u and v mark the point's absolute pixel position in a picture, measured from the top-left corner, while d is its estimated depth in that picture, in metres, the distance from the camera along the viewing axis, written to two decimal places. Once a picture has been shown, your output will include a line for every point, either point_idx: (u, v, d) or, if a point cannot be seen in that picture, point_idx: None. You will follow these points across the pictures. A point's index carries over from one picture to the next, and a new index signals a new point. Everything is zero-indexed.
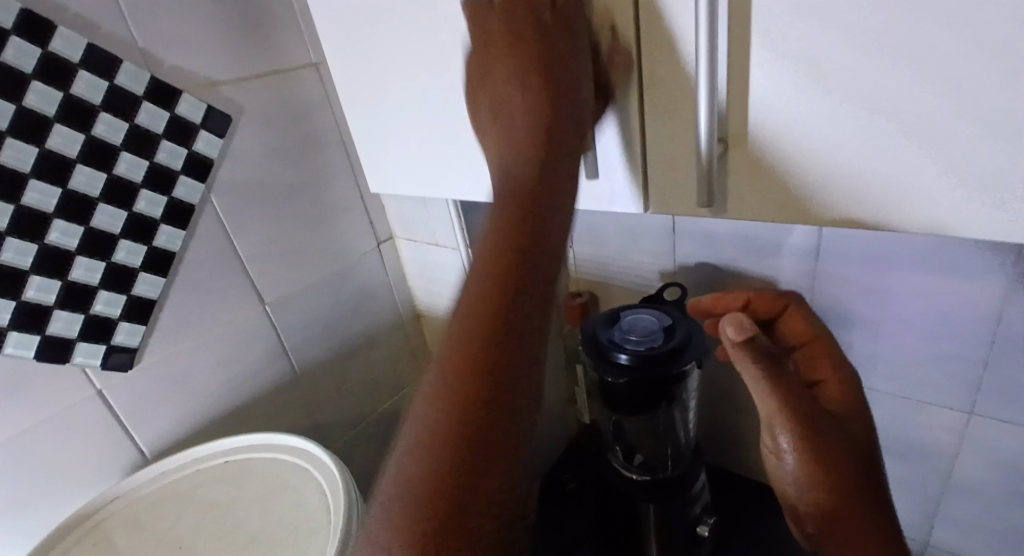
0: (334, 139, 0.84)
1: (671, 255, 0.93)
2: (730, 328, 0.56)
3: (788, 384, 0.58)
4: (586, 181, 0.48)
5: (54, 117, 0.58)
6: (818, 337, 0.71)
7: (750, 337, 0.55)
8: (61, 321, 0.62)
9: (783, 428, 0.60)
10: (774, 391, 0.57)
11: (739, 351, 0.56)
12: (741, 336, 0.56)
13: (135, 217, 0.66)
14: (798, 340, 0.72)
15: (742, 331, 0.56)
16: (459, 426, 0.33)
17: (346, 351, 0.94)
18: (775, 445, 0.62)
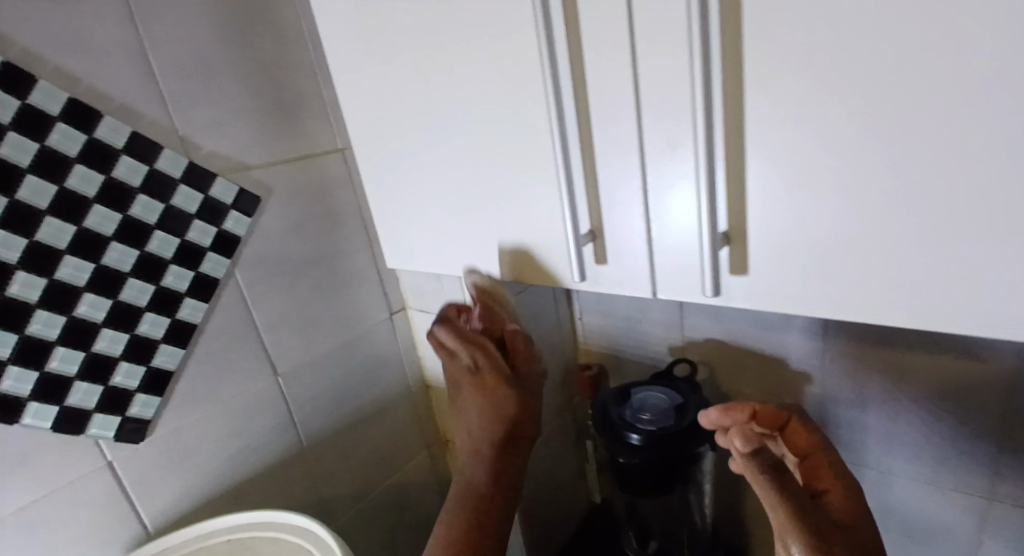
0: (353, 216, 0.88)
1: (680, 330, 0.94)
2: (737, 438, 0.50)
3: (795, 492, 0.48)
4: (594, 265, 0.50)
5: (93, 198, 0.62)
6: (823, 447, 0.56)
7: (760, 448, 0.49)
8: (79, 393, 0.63)
9: (795, 542, 0.46)
10: (779, 501, 0.47)
11: (746, 463, 0.50)
12: (749, 447, 0.49)
13: (161, 291, 0.68)
14: (800, 452, 0.56)
15: (750, 441, 0.49)
16: (471, 523, 0.62)
17: (354, 422, 0.93)
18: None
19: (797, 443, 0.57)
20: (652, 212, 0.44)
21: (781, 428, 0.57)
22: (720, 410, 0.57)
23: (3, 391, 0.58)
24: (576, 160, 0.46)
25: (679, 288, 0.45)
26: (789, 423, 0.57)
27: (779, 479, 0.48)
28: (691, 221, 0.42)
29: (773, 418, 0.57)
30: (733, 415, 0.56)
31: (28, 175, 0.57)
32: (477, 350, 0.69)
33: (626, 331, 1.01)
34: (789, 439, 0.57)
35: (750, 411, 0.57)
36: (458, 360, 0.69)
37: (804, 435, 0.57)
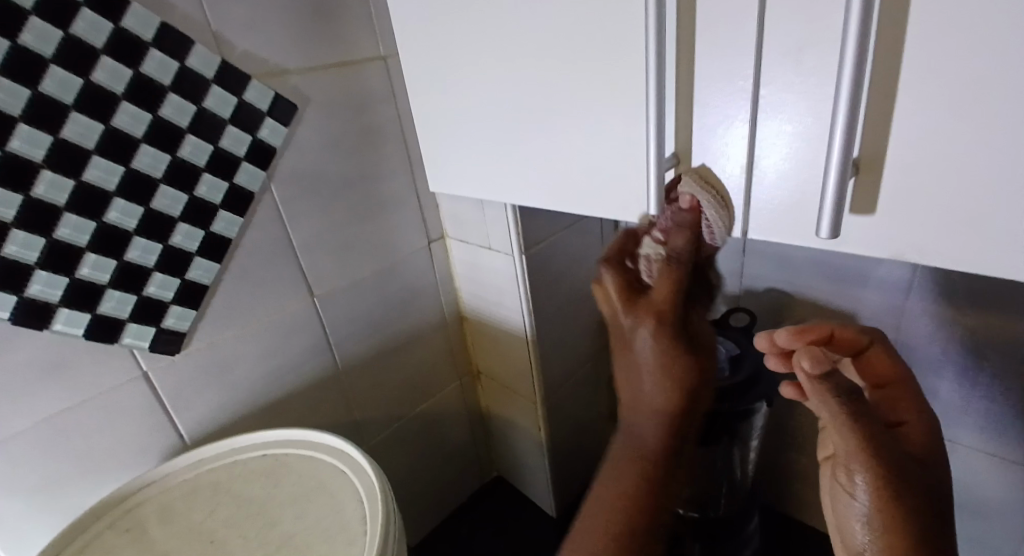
0: (395, 133, 0.82)
1: (738, 277, 0.87)
2: (805, 359, 0.41)
3: (865, 414, 0.42)
4: (674, 197, 0.43)
5: (121, 95, 0.57)
6: (905, 378, 0.49)
7: (831, 371, 0.41)
8: (113, 302, 0.61)
9: (862, 472, 0.43)
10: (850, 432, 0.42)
11: (814, 386, 0.41)
12: (819, 370, 0.40)
13: (195, 202, 0.65)
14: (876, 379, 0.50)
15: (821, 363, 0.41)
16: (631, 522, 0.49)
17: (389, 349, 0.91)
18: (850, 488, 0.46)
19: (874, 367, 0.50)
20: (758, 136, 0.37)
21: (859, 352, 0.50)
22: (792, 331, 0.46)
23: (34, 296, 0.56)
24: (670, 66, 0.38)
25: (777, 228, 0.38)
26: (869, 348, 0.50)
27: (852, 402, 0.41)
28: (810, 147, 0.35)
29: (851, 341, 0.50)
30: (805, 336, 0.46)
31: (50, 65, 0.52)
32: (650, 314, 0.46)
33: None
34: (864, 363, 0.50)
35: (827, 333, 0.49)
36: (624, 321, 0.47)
37: (882, 358, 0.50)
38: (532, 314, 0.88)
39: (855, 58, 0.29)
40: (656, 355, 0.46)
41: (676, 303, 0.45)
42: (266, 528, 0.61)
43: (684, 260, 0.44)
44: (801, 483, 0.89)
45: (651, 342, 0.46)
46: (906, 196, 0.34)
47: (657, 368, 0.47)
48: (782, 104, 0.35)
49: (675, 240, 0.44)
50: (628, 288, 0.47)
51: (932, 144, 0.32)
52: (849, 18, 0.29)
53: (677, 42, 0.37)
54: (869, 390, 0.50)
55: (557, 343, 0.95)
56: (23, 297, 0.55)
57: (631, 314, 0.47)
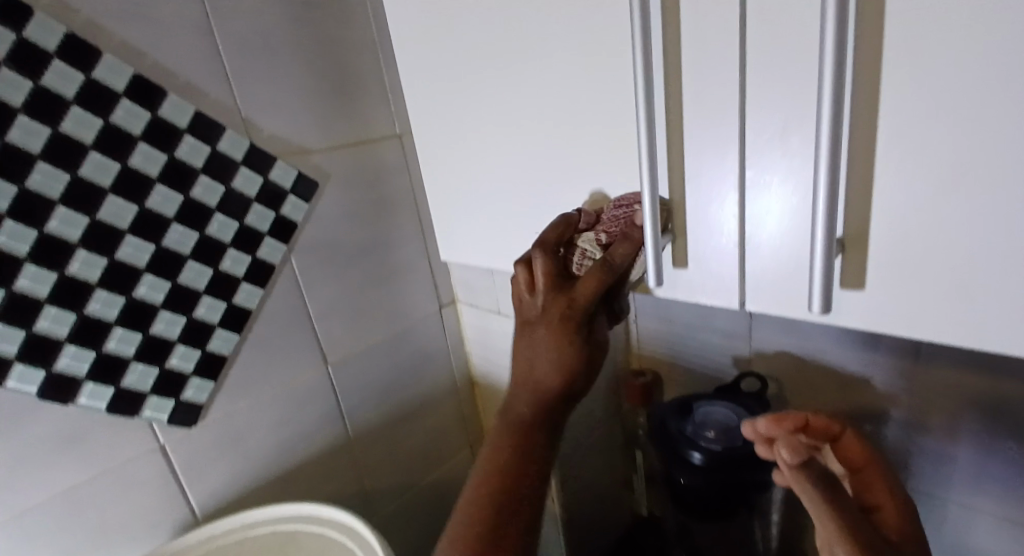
0: (408, 204, 0.86)
1: (747, 339, 0.88)
2: (784, 450, 0.47)
3: (846, 505, 0.46)
4: (674, 269, 0.45)
5: (156, 178, 0.61)
6: (876, 462, 0.51)
7: (807, 460, 0.47)
8: (135, 373, 0.63)
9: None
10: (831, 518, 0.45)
11: (794, 476, 0.47)
12: (797, 458, 0.47)
13: (219, 275, 0.68)
14: (851, 465, 0.51)
15: (798, 453, 0.47)
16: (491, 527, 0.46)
17: (400, 416, 0.91)
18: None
19: (850, 453, 0.52)
20: (747, 211, 0.39)
21: (835, 440, 0.52)
22: (770, 421, 0.50)
23: (61, 369, 0.58)
24: (663, 147, 0.41)
25: (773, 298, 0.40)
26: (843, 434, 0.52)
27: (830, 491, 0.45)
28: (797, 221, 0.36)
29: (824, 428, 0.51)
30: (784, 425, 0.49)
31: (91, 152, 0.57)
32: (561, 303, 0.49)
33: (685, 337, 0.96)
34: (841, 452, 0.52)
35: (800, 423, 0.50)
36: (535, 304, 0.51)
37: (855, 446, 0.51)
38: None
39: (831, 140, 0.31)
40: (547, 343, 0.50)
41: (589, 304, 0.49)
42: None
43: (613, 270, 0.48)
44: None
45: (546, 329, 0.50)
46: (895, 267, 0.35)
47: (535, 355, 0.51)
48: (769, 182, 0.37)
49: (614, 249, 0.48)
50: (552, 273, 0.50)
51: (917, 219, 0.34)
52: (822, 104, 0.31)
53: (668, 126, 0.40)
54: (845, 475, 0.52)
55: None
56: (50, 370, 0.58)
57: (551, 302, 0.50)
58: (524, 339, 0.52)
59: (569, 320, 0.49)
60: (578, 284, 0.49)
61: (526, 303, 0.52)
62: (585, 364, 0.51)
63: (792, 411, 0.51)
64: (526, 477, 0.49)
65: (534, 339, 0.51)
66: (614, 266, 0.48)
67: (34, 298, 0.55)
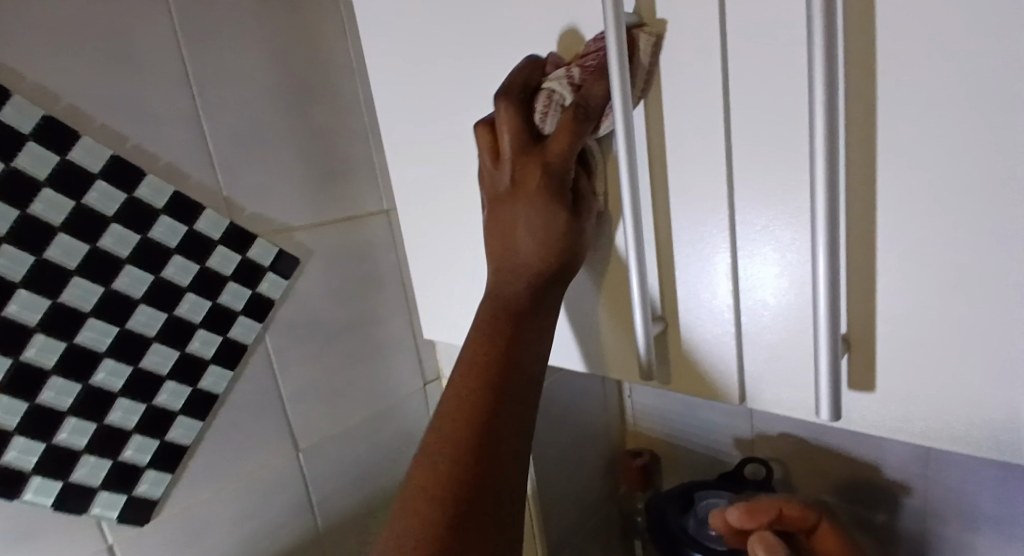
0: (393, 280, 0.83)
1: (749, 419, 0.84)
2: (759, 545, 0.48)
3: None
4: (666, 360, 0.42)
5: (126, 258, 0.59)
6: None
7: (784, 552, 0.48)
8: (86, 467, 0.58)
9: None
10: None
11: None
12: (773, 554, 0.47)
13: (185, 357, 0.64)
14: None
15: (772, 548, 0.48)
16: (464, 475, 0.39)
17: (378, 504, 0.85)
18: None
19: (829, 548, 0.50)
20: (743, 309, 0.36)
21: (809, 532, 0.51)
22: (742, 512, 0.53)
23: (7, 462, 0.53)
24: (650, 237, 0.40)
25: (773, 395, 0.37)
26: (818, 526, 0.51)
27: None
28: (798, 323, 0.34)
29: (799, 519, 0.51)
30: (759, 516, 0.52)
31: (60, 234, 0.55)
32: (535, 163, 0.42)
33: (684, 415, 0.92)
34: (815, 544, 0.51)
35: (774, 513, 0.51)
36: (502, 176, 0.43)
37: (833, 540, 0.50)
38: (532, 464, 0.83)
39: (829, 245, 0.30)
40: (519, 214, 0.43)
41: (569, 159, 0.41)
42: None
43: (591, 111, 0.41)
44: None
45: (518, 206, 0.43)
46: (903, 367, 0.33)
47: (510, 238, 0.44)
48: (764, 276, 0.35)
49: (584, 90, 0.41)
50: (519, 129, 0.42)
51: (925, 321, 0.32)
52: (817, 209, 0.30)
53: (655, 216, 0.39)
54: None
55: (561, 493, 0.88)
56: None
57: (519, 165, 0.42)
58: (499, 217, 0.45)
59: (543, 176, 0.41)
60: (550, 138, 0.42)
61: (492, 181, 0.45)
62: (570, 249, 0.43)
63: (765, 502, 0.53)
64: (502, 379, 0.43)
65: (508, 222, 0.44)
66: (590, 102, 0.41)
67: None
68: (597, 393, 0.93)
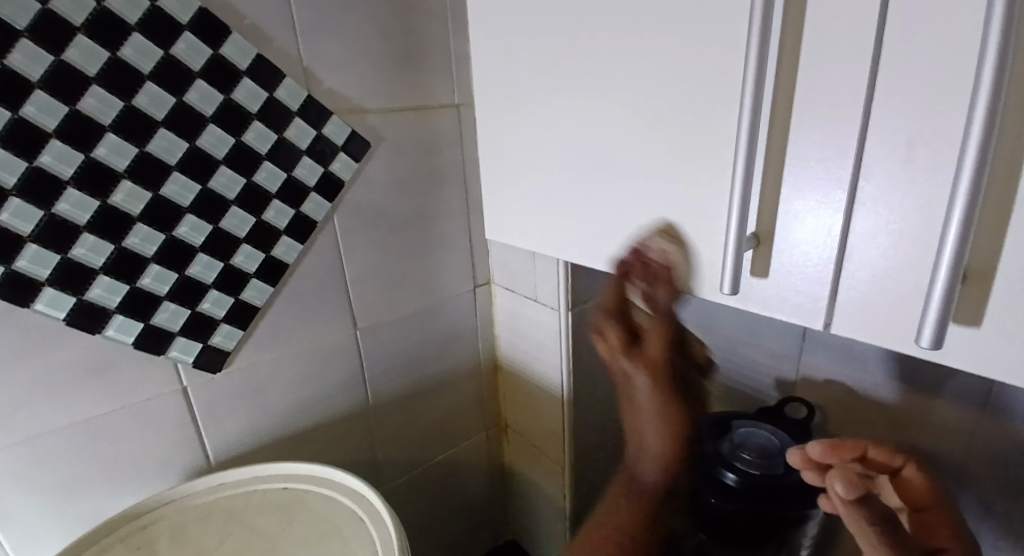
0: (456, 178, 0.82)
1: (795, 362, 0.83)
2: (838, 484, 0.42)
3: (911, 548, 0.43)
4: (750, 278, 0.41)
5: (210, 117, 0.59)
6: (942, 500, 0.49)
7: (865, 495, 0.42)
8: (167, 313, 0.62)
9: None
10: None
11: (850, 511, 0.42)
12: (853, 495, 0.42)
13: (260, 225, 0.66)
14: (915, 502, 0.50)
15: (855, 488, 0.42)
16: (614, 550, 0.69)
17: (422, 391, 0.90)
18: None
19: (915, 490, 0.50)
20: (853, 231, 0.35)
21: (893, 472, 0.50)
22: (826, 447, 0.48)
23: (91, 298, 0.57)
24: (763, 141, 0.37)
25: (867, 321, 0.36)
26: (904, 469, 0.50)
27: (889, 531, 0.42)
28: (911, 248, 0.33)
29: (885, 462, 0.49)
30: (842, 454, 0.48)
31: (148, 82, 0.55)
32: (643, 366, 0.62)
33: (725, 352, 0.92)
34: (900, 485, 0.50)
35: (858, 453, 0.49)
36: (625, 364, 0.63)
37: (918, 483, 0.49)
38: (571, 374, 0.85)
39: (977, 163, 0.28)
40: (648, 395, 0.64)
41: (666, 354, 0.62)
42: None
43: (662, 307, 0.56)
44: None
45: (647, 388, 0.63)
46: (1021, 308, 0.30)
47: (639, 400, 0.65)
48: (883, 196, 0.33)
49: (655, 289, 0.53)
50: (625, 340, 0.62)
51: None
52: (972, 119, 0.28)
53: (772, 118, 0.37)
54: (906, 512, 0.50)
55: (594, 407, 0.91)
56: (81, 298, 0.57)
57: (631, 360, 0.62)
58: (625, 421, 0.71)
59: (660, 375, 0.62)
60: (645, 342, 0.62)
61: (614, 355, 0.63)
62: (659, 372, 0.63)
63: (849, 440, 0.50)
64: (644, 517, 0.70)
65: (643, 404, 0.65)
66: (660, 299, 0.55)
67: (73, 223, 0.54)
68: None
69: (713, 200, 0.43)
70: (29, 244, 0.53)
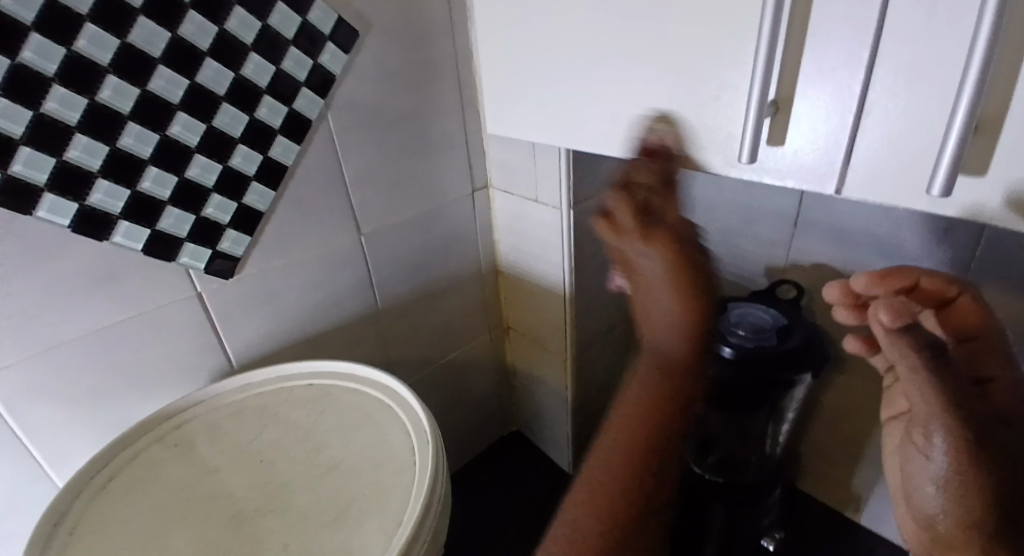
0: (448, 70, 0.79)
1: (786, 247, 0.85)
2: (883, 312, 0.42)
3: (954, 374, 0.44)
4: (765, 146, 0.42)
5: (189, 4, 0.56)
6: (993, 327, 0.50)
7: (908, 322, 0.42)
8: (172, 219, 0.62)
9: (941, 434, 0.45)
10: (931, 384, 0.43)
11: (894, 337, 0.43)
12: (897, 322, 0.42)
13: (255, 124, 0.64)
14: (961, 331, 0.50)
15: (899, 315, 0.42)
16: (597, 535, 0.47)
17: (428, 294, 0.92)
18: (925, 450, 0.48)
19: (964, 319, 0.50)
20: (869, 89, 0.36)
21: (946, 303, 0.50)
22: (873, 278, 0.47)
23: (93, 204, 0.56)
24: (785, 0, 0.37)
25: (880, 179, 0.38)
26: (958, 298, 0.50)
27: (937, 356, 0.44)
28: (921, 97, 0.34)
29: (939, 292, 0.49)
30: (887, 285, 0.47)
31: None
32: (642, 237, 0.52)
33: (718, 243, 0.95)
34: (949, 315, 0.50)
35: (911, 283, 0.48)
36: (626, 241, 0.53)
37: (970, 310, 0.50)
38: (573, 270, 0.87)
39: (997, 7, 0.28)
40: (662, 271, 0.52)
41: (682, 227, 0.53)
42: (312, 453, 0.62)
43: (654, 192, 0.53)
44: (822, 459, 0.92)
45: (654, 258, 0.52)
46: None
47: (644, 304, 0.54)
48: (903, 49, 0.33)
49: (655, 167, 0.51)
50: (637, 211, 0.52)
51: None
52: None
53: None
54: (955, 342, 0.51)
55: (593, 302, 0.95)
56: (83, 204, 0.56)
57: (645, 238, 0.52)
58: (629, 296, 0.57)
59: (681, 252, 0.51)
60: (662, 213, 0.53)
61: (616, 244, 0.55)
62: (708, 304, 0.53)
63: (904, 268, 0.49)
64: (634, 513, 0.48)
65: (655, 296, 0.53)
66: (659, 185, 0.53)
67: (63, 124, 0.52)
68: None
69: (727, 66, 0.43)
70: (22, 147, 0.51)
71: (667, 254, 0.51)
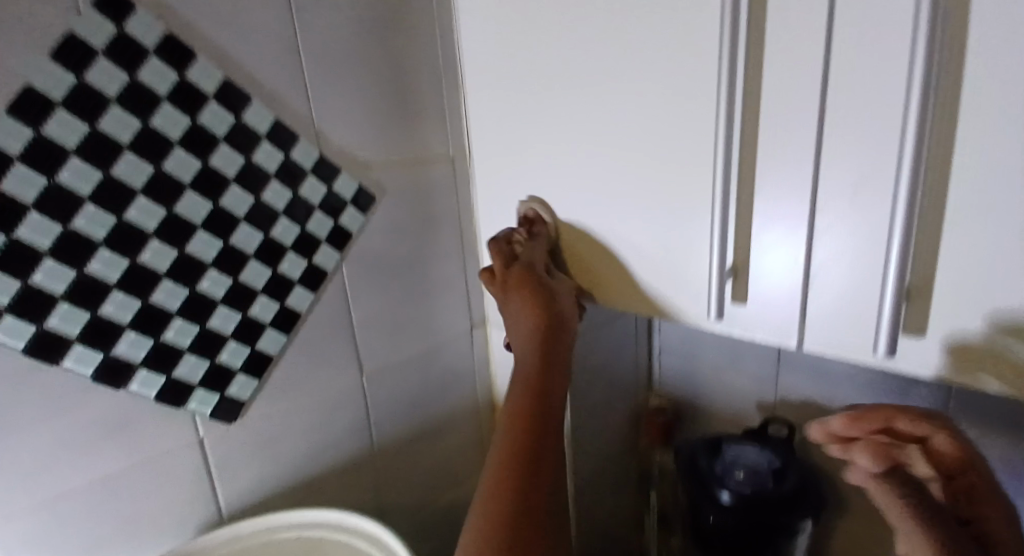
0: (451, 224, 0.87)
1: (774, 383, 0.88)
2: (865, 457, 0.46)
3: (940, 514, 0.44)
4: None
5: (231, 178, 0.64)
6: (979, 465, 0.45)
7: (892, 465, 0.46)
8: (187, 366, 0.65)
9: None
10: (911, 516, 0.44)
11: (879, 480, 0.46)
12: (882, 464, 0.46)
13: (276, 276, 0.70)
14: (946, 470, 0.46)
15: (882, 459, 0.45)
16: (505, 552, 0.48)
17: (423, 434, 0.92)
18: None
19: (948, 460, 0.45)
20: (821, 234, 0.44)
21: (923, 442, 0.46)
22: (846, 419, 0.47)
23: (117, 354, 0.59)
24: None
25: None
26: (933, 437, 0.45)
27: (913, 491, 0.45)
28: None
29: (914, 434, 0.46)
30: (863, 425, 0.46)
31: (176, 148, 0.59)
32: (514, 286, 0.62)
33: (708, 378, 0.97)
34: (931, 453, 0.46)
35: (884, 422, 0.46)
36: (506, 297, 0.63)
37: (952, 449, 0.45)
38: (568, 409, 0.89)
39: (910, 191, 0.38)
40: (519, 317, 0.61)
41: (530, 281, 0.62)
42: None
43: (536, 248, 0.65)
44: None
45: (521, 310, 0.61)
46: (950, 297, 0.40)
47: (511, 327, 0.62)
48: None
49: (535, 229, 0.67)
50: (504, 259, 0.65)
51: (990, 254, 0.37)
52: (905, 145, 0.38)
53: None
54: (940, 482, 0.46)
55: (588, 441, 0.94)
56: (108, 354, 0.59)
57: (505, 286, 0.63)
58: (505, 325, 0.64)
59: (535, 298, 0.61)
60: (518, 269, 0.63)
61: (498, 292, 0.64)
62: (557, 322, 0.62)
63: (876, 404, 0.47)
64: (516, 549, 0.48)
65: (516, 333, 0.62)
66: (540, 234, 0.67)
67: (103, 283, 0.57)
68: (630, 350, 0.98)
69: (706, 216, 0.51)
70: (61, 303, 0.55)
71: (529, 305, 0.61)
